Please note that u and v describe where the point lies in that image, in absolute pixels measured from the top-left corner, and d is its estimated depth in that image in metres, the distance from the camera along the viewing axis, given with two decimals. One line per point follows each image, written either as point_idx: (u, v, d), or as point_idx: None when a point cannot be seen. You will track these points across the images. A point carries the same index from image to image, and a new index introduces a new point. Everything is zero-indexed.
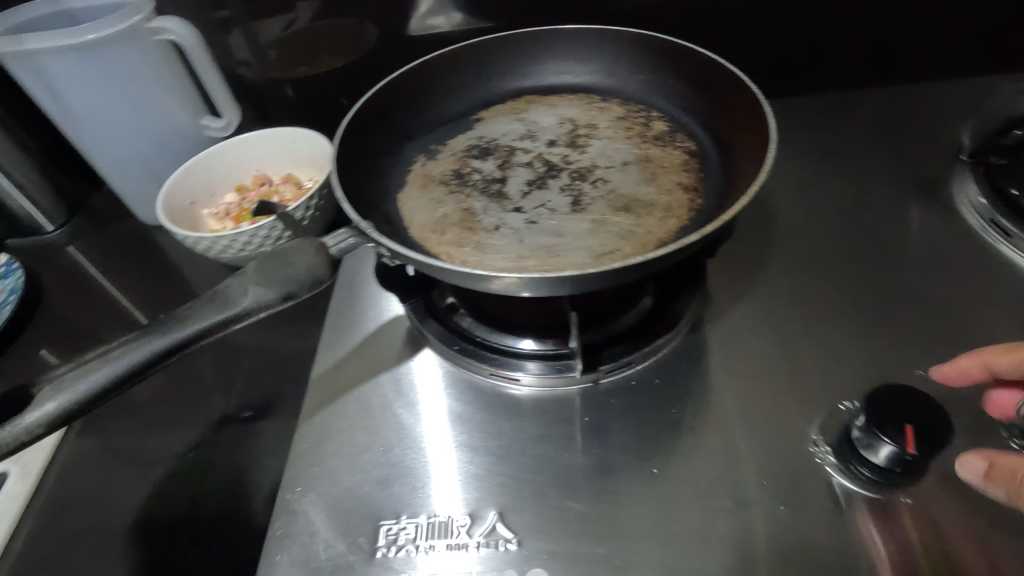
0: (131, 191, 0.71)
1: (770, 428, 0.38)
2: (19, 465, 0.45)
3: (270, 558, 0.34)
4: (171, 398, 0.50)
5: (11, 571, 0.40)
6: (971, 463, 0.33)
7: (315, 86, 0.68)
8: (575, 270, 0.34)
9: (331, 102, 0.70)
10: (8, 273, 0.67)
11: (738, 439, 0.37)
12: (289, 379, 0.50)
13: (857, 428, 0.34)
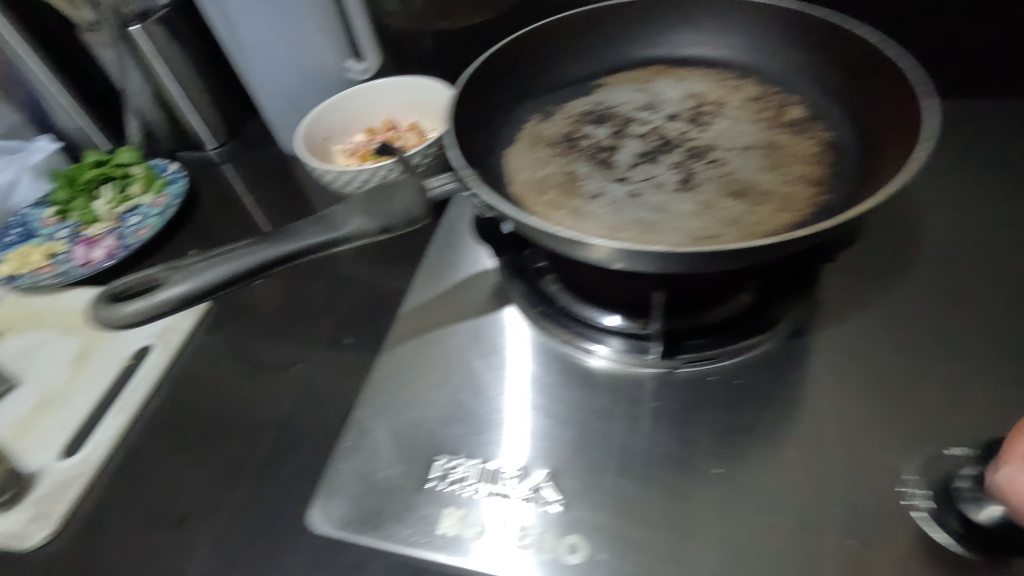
0: (279, 121, 0.78)
1: (857, 456, 0.34)
2: (161, 342, 0.58)
3: (338, 463, 0.37)
4: (286, 312, 0.58)
5: (147, 421, 0.52)
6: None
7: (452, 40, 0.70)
8: (666, 246, 0.33)
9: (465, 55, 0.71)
10: (175, 180, 0.78)
11: (820, 459, 0.34)
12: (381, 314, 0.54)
13: (961, 479, 0.30)
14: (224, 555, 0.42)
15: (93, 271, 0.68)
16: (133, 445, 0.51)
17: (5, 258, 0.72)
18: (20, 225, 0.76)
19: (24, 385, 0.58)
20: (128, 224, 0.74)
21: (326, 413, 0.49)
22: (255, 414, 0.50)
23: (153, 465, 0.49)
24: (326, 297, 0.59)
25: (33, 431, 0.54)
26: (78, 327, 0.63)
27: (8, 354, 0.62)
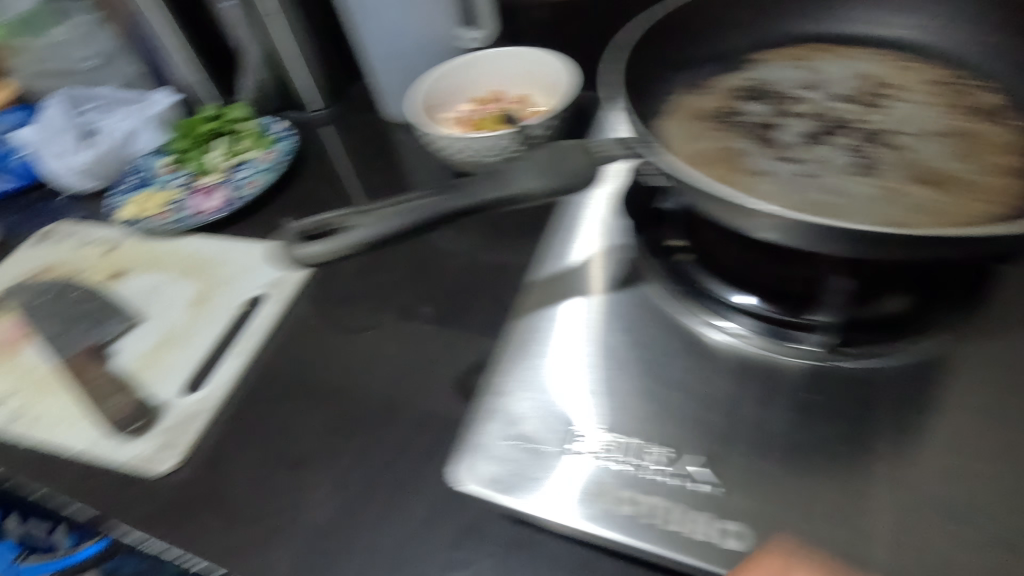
0: (388, 85, 0.79)
1: (998, 469, 0.35)
2: (277, 293, 0.61)
3: (487, 421, 0.41)
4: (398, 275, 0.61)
5: (265, 364, 0.55)
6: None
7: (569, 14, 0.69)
8: (871, 225, 0.31)
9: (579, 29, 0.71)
10: (282, 138, 0.81)
11: (933, 480, 0.35)
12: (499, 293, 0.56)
13: None
14: (346, 497, 0.45)
15: (209, 220, 0.71)
16: (253, 386, 0.54)
17: (126, 204, 0.75)
18: (137, 172, 0.80)
19: (149, 321, 0.62)
20: (240, 178, 0.77)
21: (437, 375, 0.51)
22: (369, 371, 0.53)
23: (273, 408, 0.52)
24: (432, 264, 0.61)
25: (160, 364, 0.57)
26: (195, 272, 0.66)
27: (132, 291, 0.66)
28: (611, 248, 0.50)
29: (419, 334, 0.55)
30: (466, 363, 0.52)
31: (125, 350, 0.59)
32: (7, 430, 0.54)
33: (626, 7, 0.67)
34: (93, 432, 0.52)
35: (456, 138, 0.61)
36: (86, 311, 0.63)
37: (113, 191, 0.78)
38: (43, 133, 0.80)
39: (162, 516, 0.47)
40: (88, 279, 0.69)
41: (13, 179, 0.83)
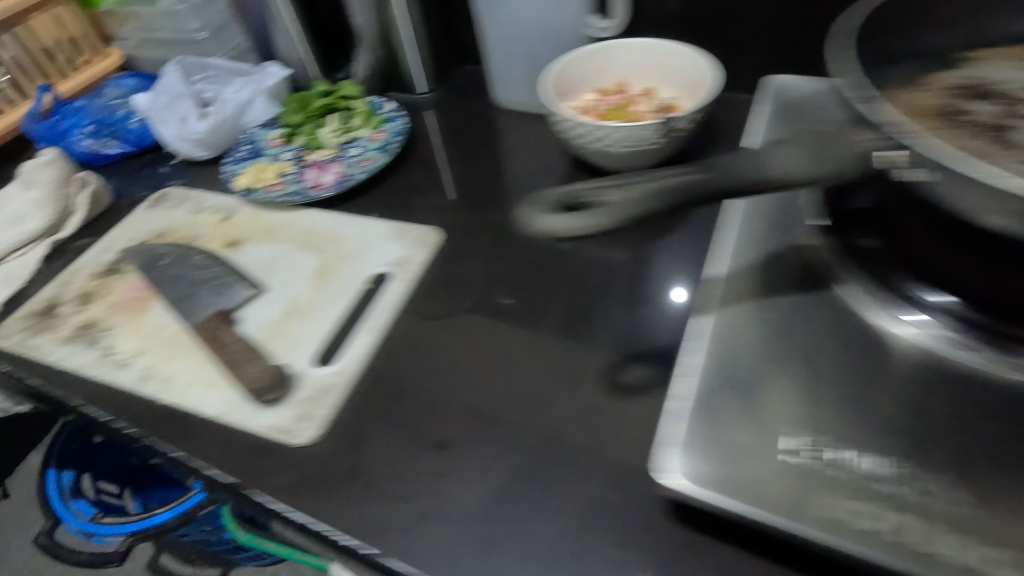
0: (506, 70, 0.78)
1: None
2: (402, 272, 0.61)
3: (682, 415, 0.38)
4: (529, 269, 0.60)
5: (396, 342, 0.55)
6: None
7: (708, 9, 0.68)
8: None
9: (715, 25, 0.69)
10: (393, 118, 0.80)
11: None
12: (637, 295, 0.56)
13: None
14: (496, 486, 0.44)
15: (324, 195, 0.71)
16: (387, 363, 0.53)
17: (241, 172, 0.75)
18: (249, 143, 0.80)
19: (271, 291, 0.61)
20: (353, 155, 0.77)
21: (580, 369, 0.50)
22: (507, 359, 0.52)
23: (409, 390, 0.51)
24: (563, 256, 0.60)
25: (288, 335, 0.57)
26: (314, 246, 0.66)
27: (250, 260, 0.66)
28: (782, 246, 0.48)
29: (558, 325, 0.54)
30: (610, 358, 0.51)
31: (249, 319, 0.59)
32: (137, 391, 0.54)
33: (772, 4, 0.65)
34: (227, 400, 0.52)
35: (597, 126, 0.60)
36: (209, 277, 0.63)
37: (226, 160, 0.78)
38: (160, 96, 0.80)
39: (304, 486, 0.46)
40: (205, 246, 0.68)
41: (121, 143, 0.83)
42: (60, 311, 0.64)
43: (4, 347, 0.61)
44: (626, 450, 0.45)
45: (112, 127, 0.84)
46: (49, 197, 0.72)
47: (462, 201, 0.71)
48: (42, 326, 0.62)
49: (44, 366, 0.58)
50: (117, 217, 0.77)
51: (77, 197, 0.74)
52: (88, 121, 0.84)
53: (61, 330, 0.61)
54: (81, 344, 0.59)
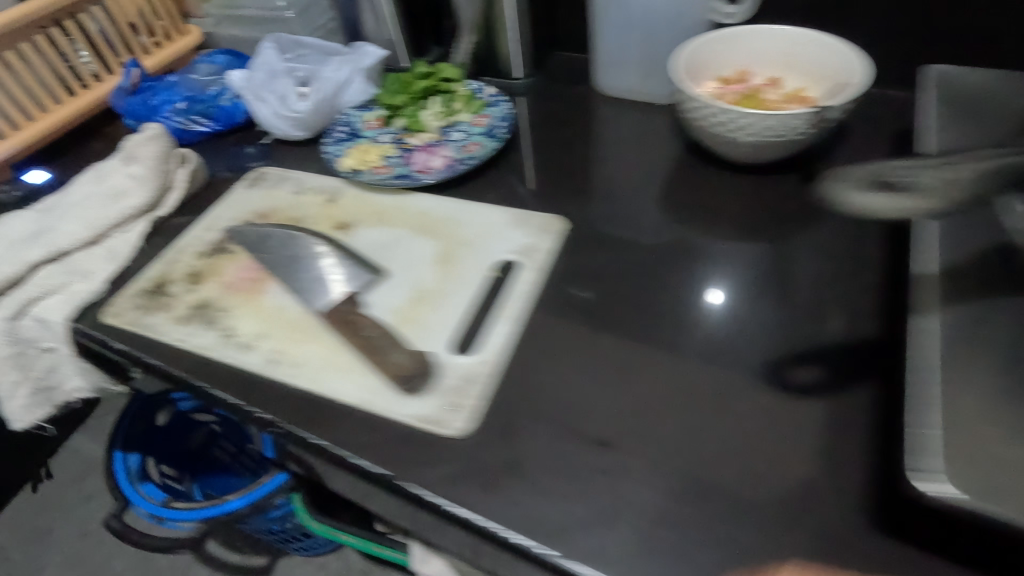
0: (616, 56, 0.75)
1: None
2: (531, 261, 0.58)
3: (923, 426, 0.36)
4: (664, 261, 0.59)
5: (537, 333, 0.53)
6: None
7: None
8: None
9: (851, 15, 0.67)
10: (495, 103, 0.78)
11: None
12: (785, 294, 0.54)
13: None
14: (673, 486, 0.42)
15: (436, 178, 0.69)
16: (531, 354, 0.51)
17: (344, 154, 0.73)
18: (346, 125, 0.77)
19: (394, 277, 0.60)
20: (457, 139, 0.74)
21: (741, 368, 0.48)
22: (660, 355, 0.50)
23: (560, 382, 0.49)
24: (699, 253, 0.59)
25: (420, 321, 0.55)
26: (431, 231, 0.64)
27: (364, 244, 0.64)
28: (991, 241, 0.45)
29: (707, 322, 0.52)
30: (769, 357, 0.49)
31: (377, 304, 0.57)
32: (268, 374, 0.52)
33: None
34: (368, 387, 0.50)
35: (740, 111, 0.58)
36: (327, 260, 0.61)
37: (325, 140, 0.75)
38: (256, 73, 0.78)
39: (465, 479, 0.44)
40: (314, 227, 0.66)
41: (211, 123, 0.82)
42: (170, 289, 0.62)
43: (118, 325, 0.59)
44: (804, 453, 0.43)
45: (203, 106, 0.82)
46: (151, 174, 0.69)
47: (577, 190, 0.69)
48: (154, 304, 0.60)
49: (166, 346, 0.56)
50: (215, 196, 0.75)
51: (176, 173, 0.72)
52: (179, 98, 0.82)
53: (176, 309, 0.59)
54: (200, 324, 0.57)
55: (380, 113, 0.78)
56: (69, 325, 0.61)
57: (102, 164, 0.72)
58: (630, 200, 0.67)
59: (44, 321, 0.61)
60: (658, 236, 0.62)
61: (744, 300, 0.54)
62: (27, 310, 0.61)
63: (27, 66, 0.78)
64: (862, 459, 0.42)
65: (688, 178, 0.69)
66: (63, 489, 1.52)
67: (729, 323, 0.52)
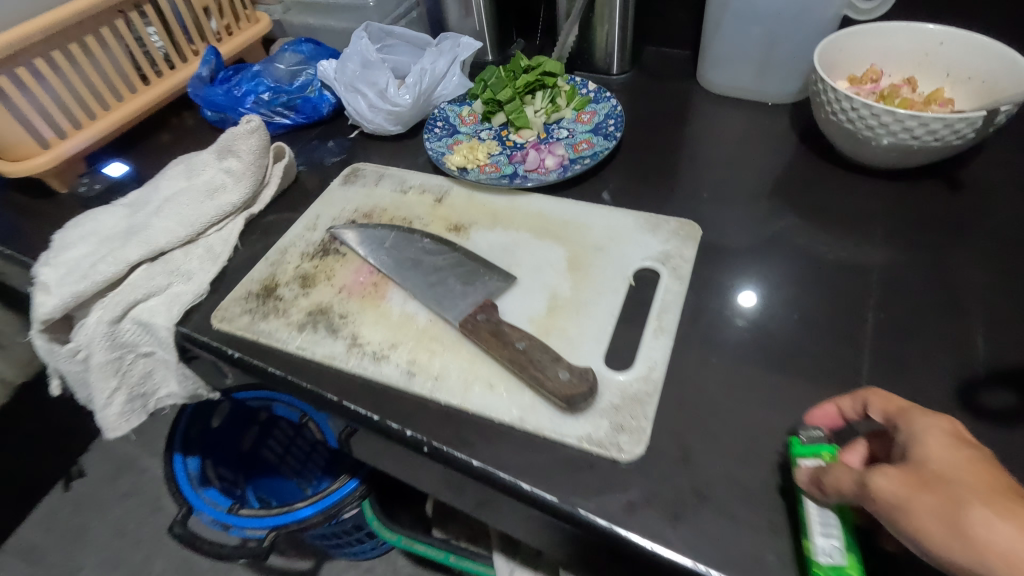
0: (732, 54, 0.73)
1: None
2: (672, 270, 0.55)
3: None
4: (807, 272, 0.57)
5: (692, 348, 0.50)
6: (880, 464, 0.38)
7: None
8: None
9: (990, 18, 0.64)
10: (599, 99, 0.74)
11: None
12: (949, 312, 0.52)
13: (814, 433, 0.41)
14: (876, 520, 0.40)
15: (548, 178, 0.65)
16: (691, 371, 0.48)
17: (449, 152, 0.70)
18: (442, 120, 0.74)
19: (522, 282, 0.56)
20: (565, 137, 0.71)
21: (921, 393, 0.46)
22: (830, 376, 0.48)
23: (731, 403, 0.46)
24: (846, 268, 0.56)
25: (563, 330, 0.51)
26: (556, 234, 0.60)
27: (484, 247, 0.60)
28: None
29: (874, 342, 0.50)
30: (949, 382, 0.47)
31: (511, 311, 0.53)
32: (406, 388, 0.49)
33: None
34: (521, 402, 0.46)
35: (890, 111, 0.54)
36: (450, 263, 0.57)
37: (425, 136, 0.72)
38: (348, 65, 0.75)
39: (647, 508, 0.41)
40: (426, 229, 0.63)
41: (294, 115, 0.78)
42: (281, 292, 0.58)
43: (230, 331, 0.55)
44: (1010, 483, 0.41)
45: (288, 96, 0.77)
46: (248, 169, 0.66)
47: (700, 194, 0.66)
48: (267, 309, 0.57)
49: (289, 356, 0.53)
50: (309, 194, 0.71)
51: (270, 169, 0.69)
52: (264, 88, 0.77)
53: (291, 315, 0.56)
54: (322, 332, 0.54)
55: (476, 108, 0.76)
56: (173, 329, 0.57)
57: (193, 158, 0.68)
58: (759, 205, 0.64)
59: (145, 324, 0.58)
60: (799, 246, 0.59)
61: (908, 320, 0.51)
62: (127, 313, 0.58)
63: (106, 51, 0.74)
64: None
65: (816, 183, 0.66)
66: (82, 487, 1.43)
67: (899, 344, 0.50)
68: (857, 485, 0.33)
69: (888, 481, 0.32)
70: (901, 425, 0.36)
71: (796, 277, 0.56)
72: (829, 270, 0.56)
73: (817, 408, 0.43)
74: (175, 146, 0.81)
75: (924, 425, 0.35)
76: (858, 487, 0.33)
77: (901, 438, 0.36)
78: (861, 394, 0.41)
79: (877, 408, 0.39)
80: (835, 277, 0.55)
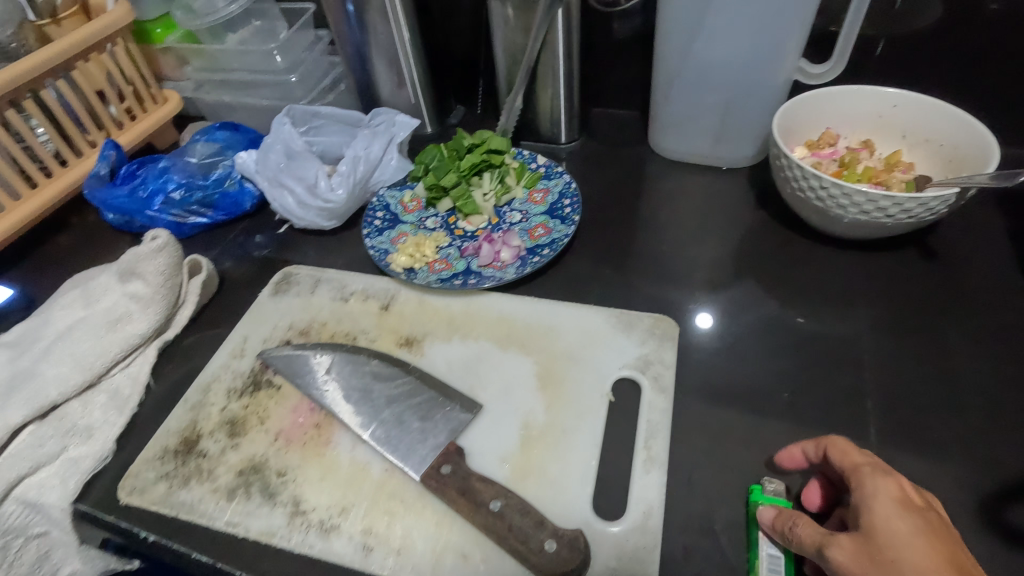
0: (685, 119, 0.70)
1: None
2: (653, 381, 0.50)
3: None
4: (793, 359, 0.52)
5: (687, 479, 0.44)
6: (835, 513, 0.39)
7: (926, 62, 0.64)
8: None
9: (929, 80, 0.65)
10: (550, 175, 0.70)
11: None
12: (947, 401, 0.48)
13: (769, 484, 0.42)
14: None
15: (507, 275, 0.59)
16: (691, 510, 0.43)
17: (392, 248, 0.63)
18: (382, 209, 0.67)
19: (489, 410, 0.49)
20: (518, 221, 0.65)
21: (945, 510, 0.42)
22: None
23: (741, 547, 0.40)
24: (834, 352, 0.52)
25: (542, 470, 0.45)
26: (520, 342, 0.54)
27: (442, 366, 0.53)
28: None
29: (881, 447, 0.46)
30: (966, 491, 0.43)
31: (479, 450, 0.47)
32: (364, 568, 0.41)
33: (1006, 66, 0.62)
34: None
35: (860, 191, 0.52)
36: (404, 391, 0.49)
37: (363, 231, 0.65)
38: (270, 156, 0.67)
39: None
40: (373, 346, 0.55)
41: (213, 213, 0.69)
42: (205, 447, 0.49)
43: (146, 507, 0.46)
44: None
45: (203, 193, 0.68)
46: (157, 292, 0.56)
47: (668, 275, 0.61)
48: (187, 472, 0.48)
49: (220, 536, 0.44)
50: (234, 306, 0.62)
51: (186, 286, 0.60)
52: (174, 185, 0.67)
53: (219, 479, 0.47)
54: (257, 499, 0.45)
55: (418, 191, 0.69)
56: (70, 507, 0.48)
57: (91, 281, 0.58)
58: (734, 283, 0.60)
59: (33, 504, 0.47)
60: (785, 330, 0.55)
61: (910, 416, 0.47)
62: (9, 493, 0.47)
63: None
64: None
65: (785, 252, 0.62)
66: None
67: (906, 448, 0.46)
68: (818, 552, 0.34)
69: (844, 555, 0.33)
70: (852, 480, 0.36)
71: (784, 368, 0.51)
72: (818, 357, 0.52)
73: (783, 452, 0.42)
74: (73, 255, 0.70)
75: (873, 488, 0.35)
76: (818, 556, 0.34)
77: (853, 500, 0.35)
78: (823, 441, 0.40)
79: (835, 458, 0.38)
80: (829, 366, 0.51)
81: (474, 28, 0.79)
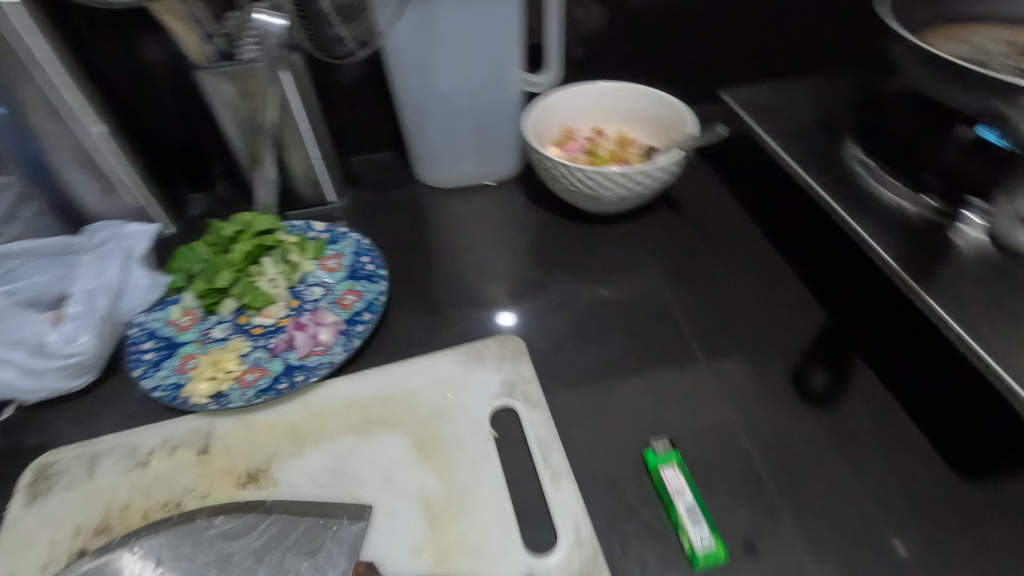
0: (444, 148, 0.72)
1: None
2: (524, 400, 0.50)
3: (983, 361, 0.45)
4: (622, 330, 0.58)
5: (590, 477, 0.46)
6: None
7: (612, 56, 0.77)
8: None
9: (619, 69, 0.78)
10: (336, 238, 0.65)
11: None
12: (736, 316, 0.58)
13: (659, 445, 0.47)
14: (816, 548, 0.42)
15: (335, 356, 0.53)
16: (605, 505, 0.44)
17: (183, 378, 0.51)
18: (149, 339, 0.55)
19: (380, 506, 0.44)
20: (322, 296, 0.59)
21: (773, 402, 0.51)
22: (702, 427, 0.49)
23: (657, 515, 0.44)
24: (648, 311, 0.59)
25: (460, 541, 0.42)
26: (381, 421, 0.49)
27: (304, 485, 0.45)
28: (877, 206, 0.57)
29: (713, 373, 0.53)
30: (780, 381, 0.53)
31: (388, 554, 0.42)
32: None
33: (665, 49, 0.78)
34: None
35: (615, 173, 0.60)
36: (274, 536, 0.41)
37: (134, 373, 0.52)
38: None
39: None
40: (207, 502, 0.45)
41: None
42: None
43: None
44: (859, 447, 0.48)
45: None
46: None
47: (490, 296, 0.62)
48: None
49: None
50: None
51: None
52: None
53: None
54: None
55: (188, 303, 0.58)
56: None
57: None
58: (549, 282, 0.63)
59: None
60: (606, 308, 0.60)
61: (720, 339, 0.56)
62: None
63: None
64: (911, 433, 0.49)
65: (574, 241, 0.69)
66: None
67: (729, 366, 0.54)
68: None
69: None
70: None
71: (620, 341, 0.56)
72: (638, 320, 0.59)
73: None
74: None
75: None
76: None
77: None
78: None
79: None
80: (651, 324, 0.58)
81: (185, 107, 0.69)
